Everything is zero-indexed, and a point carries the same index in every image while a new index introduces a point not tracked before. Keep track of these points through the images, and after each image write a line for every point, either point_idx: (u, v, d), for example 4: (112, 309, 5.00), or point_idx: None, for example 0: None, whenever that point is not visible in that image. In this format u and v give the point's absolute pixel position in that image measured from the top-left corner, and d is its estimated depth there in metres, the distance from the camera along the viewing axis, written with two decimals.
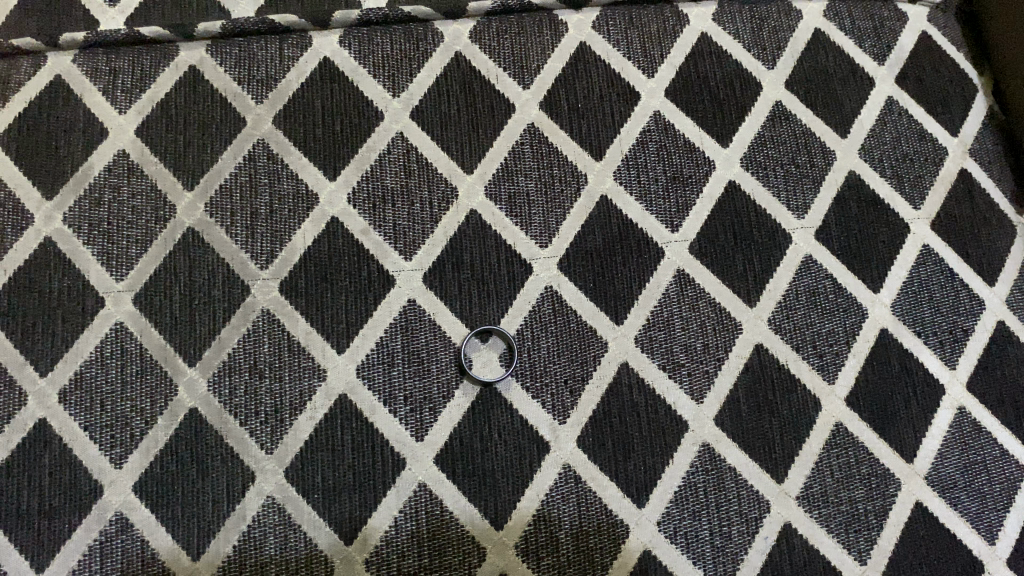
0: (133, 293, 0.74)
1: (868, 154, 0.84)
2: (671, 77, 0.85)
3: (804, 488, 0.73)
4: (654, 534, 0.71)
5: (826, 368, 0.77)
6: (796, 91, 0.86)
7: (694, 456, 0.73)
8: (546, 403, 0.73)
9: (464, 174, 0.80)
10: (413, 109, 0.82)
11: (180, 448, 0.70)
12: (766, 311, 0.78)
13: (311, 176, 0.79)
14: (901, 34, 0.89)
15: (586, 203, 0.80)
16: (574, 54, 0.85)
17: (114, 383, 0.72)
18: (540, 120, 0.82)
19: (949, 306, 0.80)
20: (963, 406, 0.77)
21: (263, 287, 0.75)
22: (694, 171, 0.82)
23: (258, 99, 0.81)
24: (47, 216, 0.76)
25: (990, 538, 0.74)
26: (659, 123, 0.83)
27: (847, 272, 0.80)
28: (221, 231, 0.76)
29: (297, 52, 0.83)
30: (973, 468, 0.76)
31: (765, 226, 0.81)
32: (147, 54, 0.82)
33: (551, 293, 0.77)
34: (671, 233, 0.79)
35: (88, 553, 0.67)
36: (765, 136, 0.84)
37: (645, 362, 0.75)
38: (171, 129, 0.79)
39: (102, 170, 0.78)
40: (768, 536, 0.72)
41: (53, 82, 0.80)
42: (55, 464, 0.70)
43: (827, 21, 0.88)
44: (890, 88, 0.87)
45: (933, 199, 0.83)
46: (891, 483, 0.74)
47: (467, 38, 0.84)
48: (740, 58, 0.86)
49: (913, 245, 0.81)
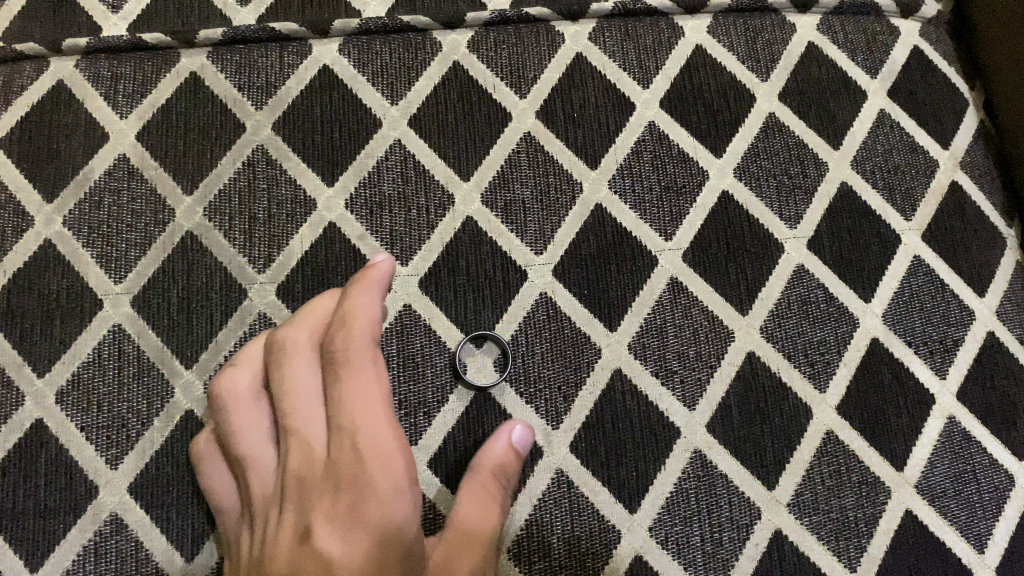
0: (132, 295, 0.75)
1: (860, 165, 0.85)
2: (666, 88, 0.86)
3: (795, 495, 0.74)
4: (645, 540, 0.71)
5: (818, 377, 0.78)
6: (789, 103, 0.87)
7: (687, 462, 0.74)
8: (540, 409, 0.74)
9: (460, 181, 0.81)
10: (412, 117, 0.83)
11: (175, 450, 0.71)
12: (758, 320, 0.79)
13: (309, 182, 0.80)
14: (894, 48, 0.90)
15: (581, 211, 0.81)
16: (570, 65, 0.86)
17: (111, 385, 0.72)
18: (536, 129, 0.83)
19: (939, 316, 0.81)
20: (953, 415, 0.78)
21: (260, 290, 0.76)
22: (688, 180, 0.83)
23: (258, 106, 0.82)
24: (48, 218, 0.77)
25: (979, 547, 0.75)
26: (654, 133, 0.84)
27: (838, 282, 0.81)
28: (219, 234, 0.77)
29: (297, 59, 0.84)
30: (963, 477, 0.76)
31: (758, 235, 0.82)
32: (150, 60, 0.83)
33: (546, 299, 0.77)
34: (665, 241, 0.80)
35: (83, 553, 0.68)
36: (758, 147, 0.85)
37: (639, 368, 0.76)
38: (172, 133, 0.80)
39: (103, 174, 0.79)
40: (759, 543, 0.72)
41: (55, 86, 0.81)
42: (51, 463, 0.70)
43: (820, 34, 0.90)
44: (883, 101, 0.88)
45: (925, 210, 0.84)
46: (881, 491, 0.75)
47: (466, 48, 0.85)
48: (734, 70, 0.88)
49: (904, 256, 0.82)
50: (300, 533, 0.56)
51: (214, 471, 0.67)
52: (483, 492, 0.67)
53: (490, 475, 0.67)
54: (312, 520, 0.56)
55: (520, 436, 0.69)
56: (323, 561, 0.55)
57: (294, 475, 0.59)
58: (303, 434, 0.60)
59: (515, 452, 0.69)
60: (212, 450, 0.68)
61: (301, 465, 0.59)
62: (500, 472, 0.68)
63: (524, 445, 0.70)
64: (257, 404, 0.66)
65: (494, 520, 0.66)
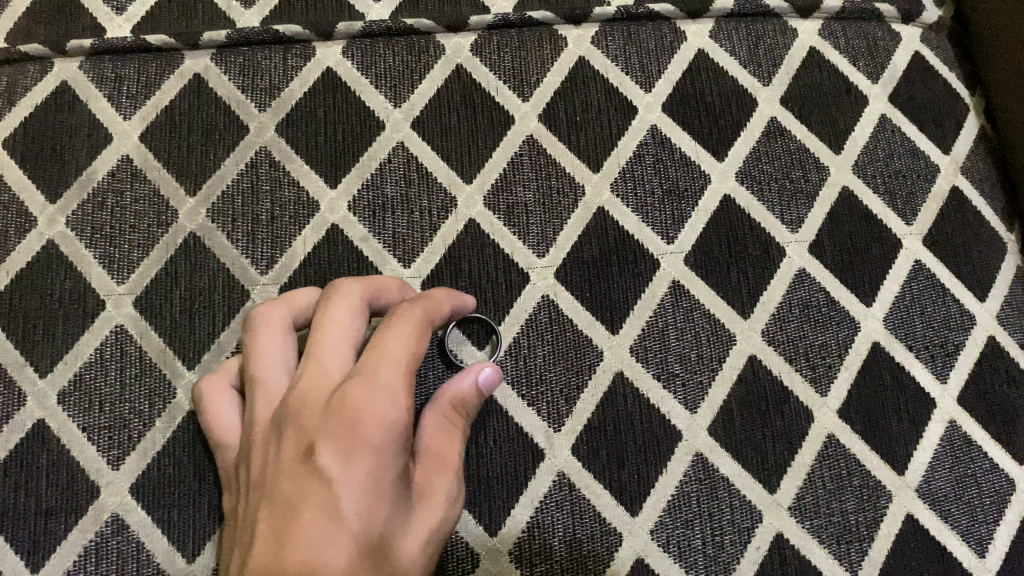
0: (134, 296, 0.75)
1: (862, 170, 0.86)
2: (668, 92, 0.86)
3: (796, 498, 0.74)
4: (647, 543, 0.71)
5: (820, 381, 0.78)
6: (791, 107, 0.87)
7: (688, 465, 0.74)
8: (542, 411, 0.74)
9: (463, 184, 0.81)
10: (414, 120, 0.83)
11: (177, 451, 0.71)
12: (760, 323, 0.79)
13: (312, 184, 0.80)
14: (895, 53, 0.91)
15: (583, 214, 0.81)
16: (572, 69, 0.86)
17: (114, 385, 0.72)
18: (538, 132, 0.84)
19: (940, 320, 0.81)
20: (954, 419, 0.78)
21: (263, 292, 0.76)
22: (690, 185, 0.83)
23: (261, 108, 0.82)
24: (51, 219, 0.77)
25: (980, 552, 0.75)
26: (656, 137, 0.85)
27: (839, 286, 0.81)
28: (222, 236, 0.77)
29: (301, 62, 0.84)
30: (964, 481, 0.76)
31: (760, 239, 0.82)
32: (154, 62, 0.83)
33: (548, 302, 0.77)
34: (667, 245, 0.81)
35: (84, 554, 0.68)
36: (760, 151, 0.85)
37: (641, 371, 0.76)
38: (175, 135, 0.81)
39: (106, 175, 0.79)
40: (760, 546, 0.72)
41: (59, 87, 0.81)
42: (52, 464, 0.70)
43: (821, 39, 0.90)
44: (884, 106, 0.88)
45: (925, 215, 0.85)
46: (882, 495, 0.75)
47: (468, 51, 0.86)
48: (736, 75, 0.88)
49: (905, 260, 0.83)
50: (300, 455, 0.51)
51: (223, 405, 0.64)
52: (444, 427, 0.62)
53: (450, 408, 0.63)
54: (316, 439, 0.51)
55: (487, 376, 0.64)
56: (324, 482, 0.49)
57: (299, 400, 0.54)
58: (321, 362, 0.55)
59: (480, 391, 0.64)
60: (221, 386, 0.65)
61: (309, 394, 0.54)
62: (463, 409, 0.64)
63: (490, 387, 0.64)
64: (284, 337, 0.62)
65: (455, 450, 0.61)
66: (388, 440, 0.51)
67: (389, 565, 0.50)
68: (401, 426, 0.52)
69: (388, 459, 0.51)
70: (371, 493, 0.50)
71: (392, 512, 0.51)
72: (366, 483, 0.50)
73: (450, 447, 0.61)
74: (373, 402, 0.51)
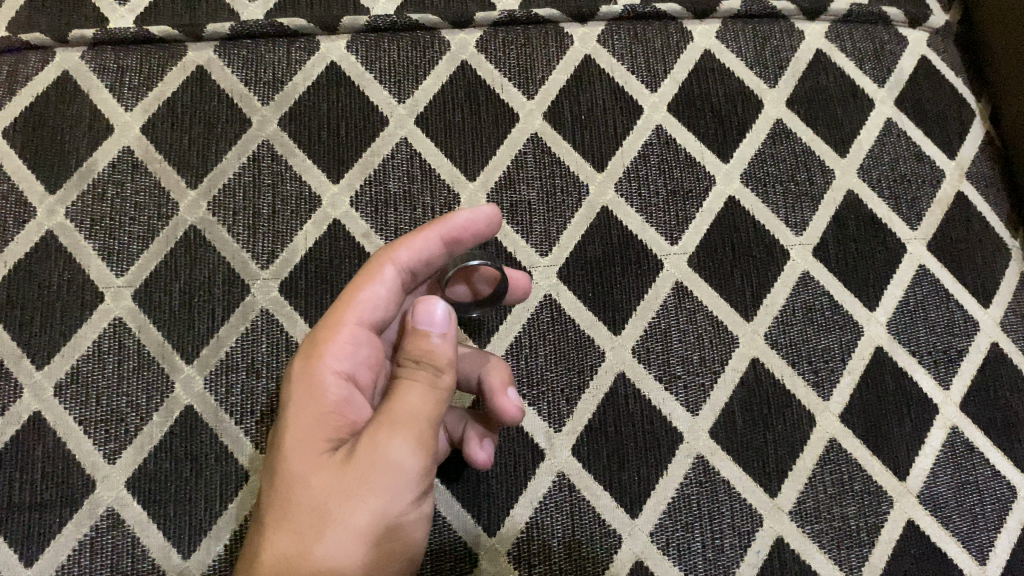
0: (133, 288, 0.74)
1: (867, 174, 0.85)
2: (673, 93, 0.86)
3: (797, 503, 0.73)
4: (646, 545, 0.71)
5: (822, 384, 0.77)
6: (797, 110, 0.87)
7: (690, 467, 0.73)
8: (543, 411, 0.74)
9: (466, 182, 0.80)
10: (418, 115, 0.82)
11: (174, 446, 0.70)
12: (763, 326, 0.78)
13: (314, 178, 0.79)
14: (901, 57, 0.90)
15: (587, 213, 0.80)
16: (578, 67, 0.86)
17: (111, 379, 0.72)
18: (543, 130, 0.83)
19: (944, 326, 0.80)
20: (956, 426, 0.78)
21: (263, 286, 0.75)
22: (695, 186, 0.83)
23: (265, 101, 0.81)
24: (50, 210, 0.76)
25: (981, 559, 0.74)
26: (661, 137, 0.84)
27: (842, 289, 0.81)
28: (223, 229, 0.77)
29: (305, 56, 0.83)
30: (966, 487, 0.76)
31: (764, 241, 0.81)
32: (156, 54, 0.82)
33: (550, 301, 0.77)
34: (670, 246, 0.80)
35: (78, 549, 0.67)
36: (765, 153, 0.85)
37: (642, 372, 0.76)
38: (177, 127, 0.80)
39: (107, 166, 0.78)
40: (760, 551, 0.72)
41: (61, 77, 0.81)
42: (48, 456, 0.69)
43: (829, 42, 0.90)
44: (890, 110, 0.88)
45: (931, 220, 0.84)
46: (883, 501, 0.75)
47: (474, 47, 0.85)
48: (742, 76, 0.87)
49: (909, 265, 0.82)
50: None
51: None
52: (394, 386, 0.54)
53: (404, 366, 0.54)
54: None
55: (423, 310, 0.55)
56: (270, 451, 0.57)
57: None
58: None
59: (428, 328, 0.55)
60: None
61: None
62: (410, 359, 0.54)
63: (435, 323, 0.54)
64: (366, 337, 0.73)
65: (405, 411, 0.52)
66: (298, 399, 0.55)
67: (294, 525, 0.50)
68: (312, 380, 0.55)
69: (292, 419, 0.54)
70: (277, 452, 0.53)
71: (297, 470, 0.51)
72: (275, 447, 0.53)
73: (397, 396, 0.53)
74: (289, 370, 0.57)
